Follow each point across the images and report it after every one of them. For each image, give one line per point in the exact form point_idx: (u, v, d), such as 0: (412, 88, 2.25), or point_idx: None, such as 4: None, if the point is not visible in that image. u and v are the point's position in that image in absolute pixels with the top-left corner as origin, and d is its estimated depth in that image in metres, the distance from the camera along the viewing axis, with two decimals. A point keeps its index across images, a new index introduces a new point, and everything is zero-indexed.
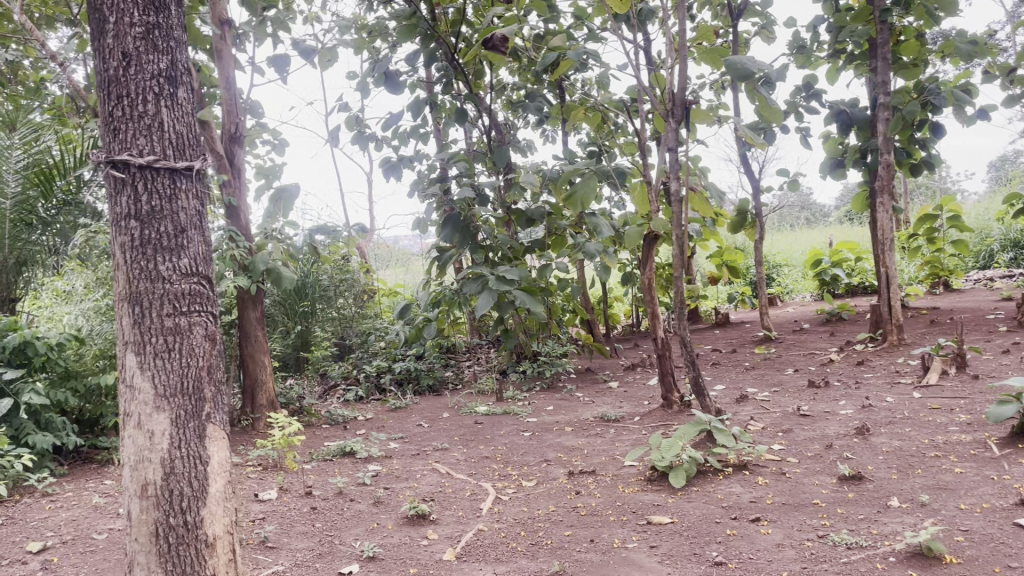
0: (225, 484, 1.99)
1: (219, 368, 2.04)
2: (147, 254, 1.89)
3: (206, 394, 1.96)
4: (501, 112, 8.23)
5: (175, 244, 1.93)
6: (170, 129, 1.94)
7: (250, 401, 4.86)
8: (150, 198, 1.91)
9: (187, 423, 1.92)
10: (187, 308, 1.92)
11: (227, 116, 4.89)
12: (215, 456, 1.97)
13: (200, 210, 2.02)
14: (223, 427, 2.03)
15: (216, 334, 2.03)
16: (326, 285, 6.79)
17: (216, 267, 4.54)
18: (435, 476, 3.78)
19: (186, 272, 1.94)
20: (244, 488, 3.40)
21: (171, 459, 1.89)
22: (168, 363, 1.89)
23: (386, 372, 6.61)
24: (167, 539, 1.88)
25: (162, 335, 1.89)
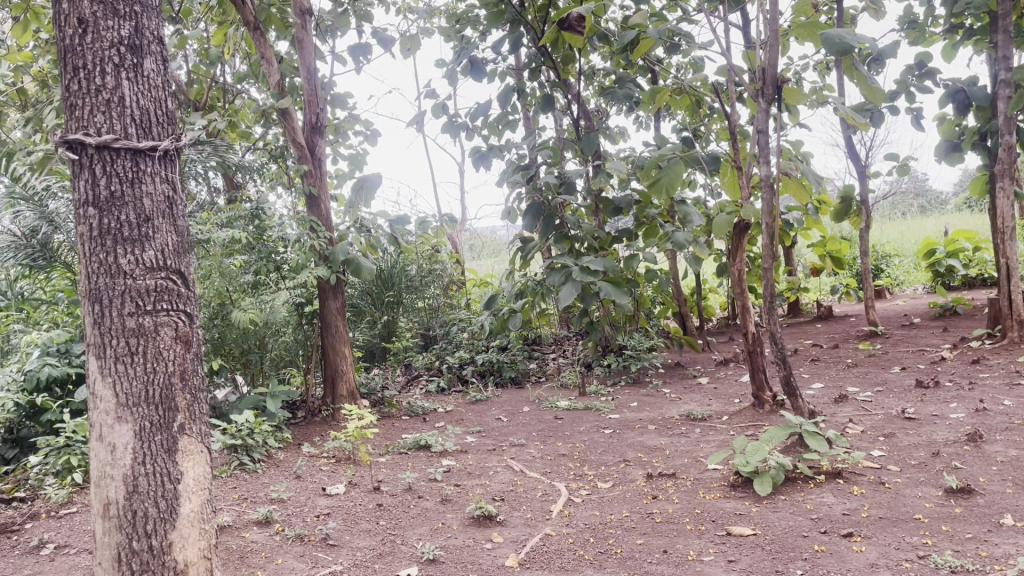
0: (198, 504, 2.02)
1: (195, 374, 2.06)
2: (107, 246, 1.92)
3: (177, 404, 1.98)
4: (592, 98, 8.01)
5: (139, 235, 1.94)
6: (131, 104, 1.96)
7: (330, 392, 4.86)
8: (111, 184, 1.94)
9: (153, 437, 1.94)
10: (152, 307, 1.94)
11: (308, 107, 4.90)
12: (189, 474, 2.00)
13: (169, 197, 2.04)
14: (200, 442, 2.06)
15: (190, 335, 2.04)
16: (413, 277, 6.75)
17: (297, 257, 4.53)
18: (508, 473, 3.67)
19: (150, 266, 1.95)
20: (313, 481, 3.37)
21: (135, 477, 1.92)
22: (131, 368, 1.91)
23: (469, 364, 6.55)
24: (131, 565, 1.91)
25: (125, 336, 1.92)
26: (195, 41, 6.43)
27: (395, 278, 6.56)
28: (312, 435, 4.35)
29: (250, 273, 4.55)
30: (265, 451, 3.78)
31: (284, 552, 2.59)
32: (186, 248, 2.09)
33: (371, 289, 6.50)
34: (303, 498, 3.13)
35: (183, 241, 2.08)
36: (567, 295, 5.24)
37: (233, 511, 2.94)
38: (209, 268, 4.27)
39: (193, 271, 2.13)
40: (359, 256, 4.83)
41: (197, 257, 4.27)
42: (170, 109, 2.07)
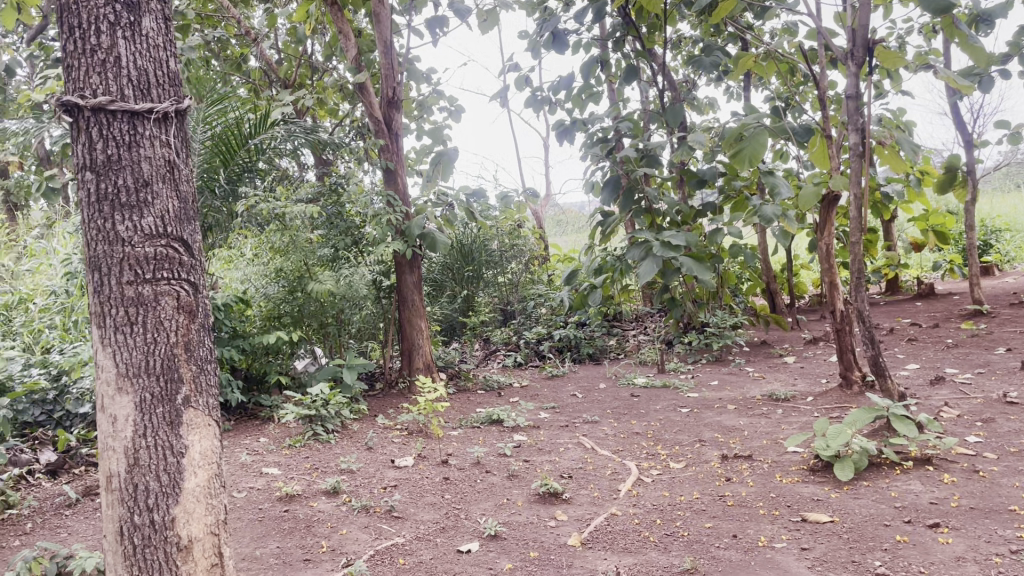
0: (206, 479, 1.75)
1: (202, 347, 1.79)
2: (104, 212, 1.67)
3: (181, 374, 1.72)
4: (680, 69, 7.75)
5: (137, 201, 1.68)
6: (129, 65, 1.69)
7: (407, 364, 4.89)
8: (106, 148, 1.68)
9: (154, 409, 1.68)
10: (152, 275, 1.68)
11: (385, 81, 4.90)
12: (196, 448, 1.74)
13: (172, 160, 1.76)
14: (209, 414, 1.80)
15: (196, 305, 1.77)
16: (493, 252, 6.74)
17: (374, 232, 4.55)
18: (578, 450, 3.61)
19: (150, 233, 1.69)
20: (384, 453, 3.40)
21: (136, 449, 1.67)
22: (131, 338, 1.67)
23: (547, 340, 6.50)
24: (132, 539, 1.67)
25: (124, 306, 1.67)
26: (284, 21, 6.54)
27: (475, 252, 6.58)
28: (387, 407, 4.39)
29: (329, 247, 4.60)
30: (339, 422, 3.83)
31: (349, 522, 2.61)
32: (190, 214, 1.81)
33: (452, 264, 6.52)
34: (373, 469, 3.16)
35: (188, 206, 1.80)
36: (646, 271, 5.11)
37: (304, 480, 2.98)
38: (287, 243, 4.34)
39: (199, 239, 1.85)
40: (436, 231, 4.81)
41: (275, 233, 4.35)
42: (176, 70, 1.78)
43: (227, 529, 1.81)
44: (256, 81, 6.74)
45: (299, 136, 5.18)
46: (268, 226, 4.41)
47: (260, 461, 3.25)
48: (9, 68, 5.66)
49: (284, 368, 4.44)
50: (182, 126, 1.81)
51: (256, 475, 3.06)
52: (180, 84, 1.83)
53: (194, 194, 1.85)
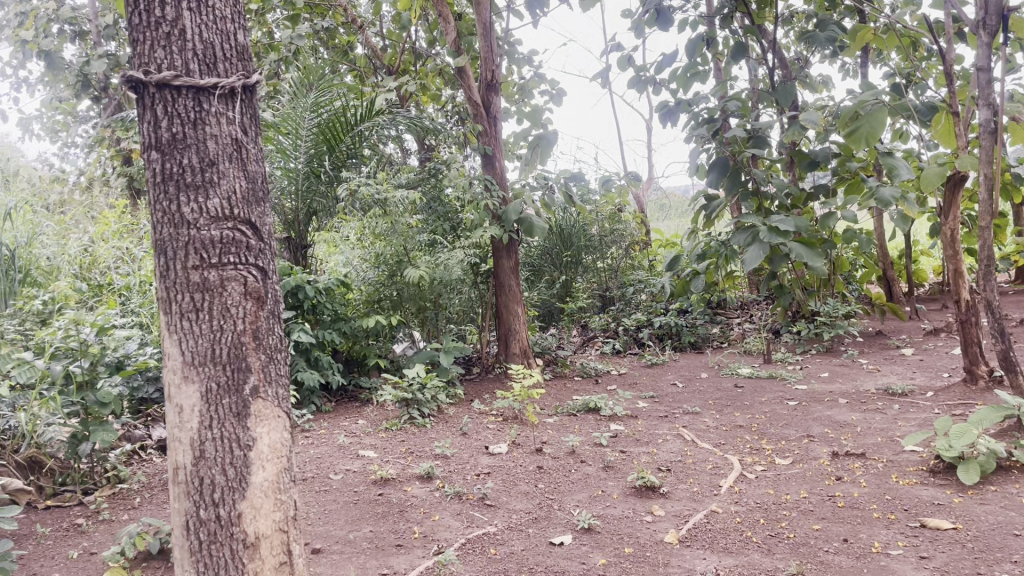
0: (275, 473, 1.65)
1: (272, 336, 1.68)
2: (169, 192, 1.58)
3: (250, 364, 1.62)
4: (793, 46, 7.38)
5: (203, 180, 1.58)
6: (194, 39, 1.59)
7: (504, 349, 4.86)
8: (171, 126, 1.58)
9: (220, 399, 1.59)
10: (218, 259, 1.58)
11: (483, 64, 4.84)
12: (264, 441, 1.63)
13: (240, 138, 1.65)
14: (278, 405, 1.69)
15: (265, 292, 1.67)
16: (593, 237, 6.63)
17: (471, 216, 4.51)
18: (678, 443, 3.49)
19: (216, 214, 1.59)
20: (478, 439, 3.37)
21: (202, 441, 1.58)
22: (196, 325, 1.57)
23: (646, 326, 6.35)
24: (198, 535, 1.59)
25: (189, 291, 1.57)
26: (389, 8, 6.57)
27: (574, 236, 6.56)
28: (483, 393, 4.36)
29: (426, 232, 4.59)
30: (435, 407, 3.82)
31: (442, 508, 2.58)
32: (261, 195, 1.70)
33: (551, 248, 6.59)
34: (466, 455, 3.13)
35: (257, 187, 1.69)
36: (754, 257, 4.87)
37: (398, 464, 2.98)
38: (386, 228, 4.33)
39: (270, 221, 1.74)
40: (533, 215, 4.73)
41: (376, 217, 4.36)
42: (244, 44, 1.68)
43: (298, 524, 1.71)
44: (362, 68, 6.83)
45: (401, 121, 5.20)
46: (367, 211, 4.44)
47: (357, 443, 3.27)
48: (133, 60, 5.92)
49: (384, 351, 4.50)
50: (251, 103, 1.70)
51: (352, 457, 3.08)
52: (250, 60, 1.72)
53: (264, 175, 1.74)
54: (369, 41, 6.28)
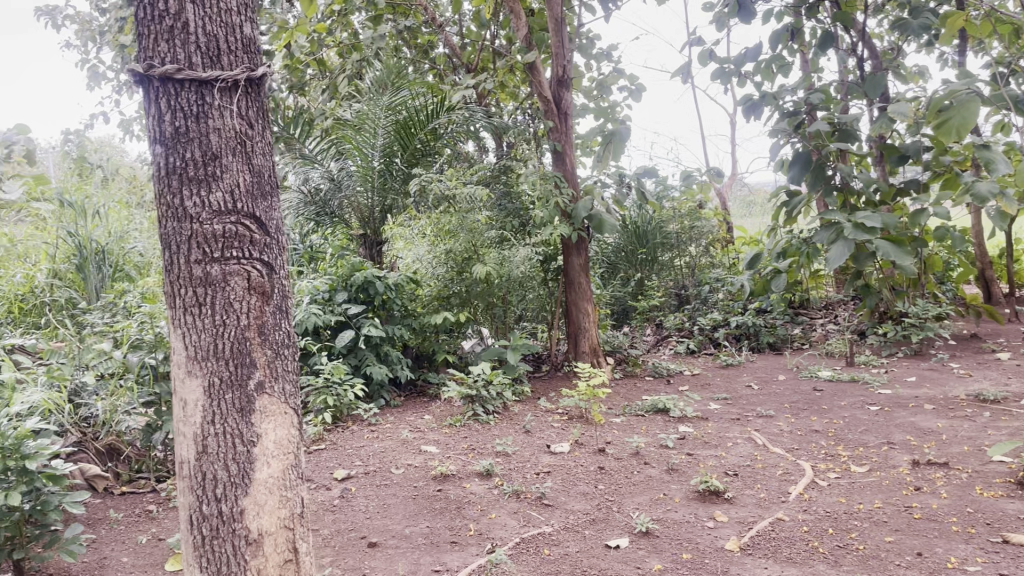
0: (281, 469, 1.60)
1: (279, 332, 1.63)
2: (173, 186, 1.54)
3: (254, 360, 1.57)
4: (885, 36, 7.06)
5: (206, 173, 1.54)
6: (197, 31, 1.54)
7: (573, 347, 4.81)
8: (174, 119, 1.55)
9: (223, 394, 1.55)
10: (220, 253, 1.54)
11: (555, 60, 4.79)
12: (269, 437, 1.59)
13: (247, 130, 1.60)
14: (287, 401, 1.65)
15: (272, 287, 1.62)
16: (670, 234, 6.54)
17: (541, 214, 4.47)
18: (748, 446, 3.38)
19: (219, 208, 1.54)
20: (541, 437, 3.34)
21: (204, 436, 1.55)
22: (200, 320, 1.54)
23: (723, 326, 6.19)
24: (202, 529, 1.57)
25: (192, 285, 1.54)
26: (469, 6, 6.61)
27: (650, 235, 6.50)
28: (550, 390, 4.33)
29: (496, 230, 4.58)
30: (500, 404, 3.81)
31: (499, 507, 2.57)
32: (269, 188, 1.65)
33: (625, 247, 6.57)
34: (528, 453, 3.11)
35: (265, 180, 1.63)
36: (837, 255, 4.63)
37: (459, 460, 2.98)
38: (456, 224, 4.33)
39: (281, 215, 1.68)
40: (603, 211, 4.63)
41: (446, 215, 4.38)
42: (251, 36, 1.62)
43: (305, 522, 1.66)
44: (441, 67, 6.88)
45: (475, 119, 5.21)
46: (439, 207, 4.46)
47: (420, 438, 3.29)
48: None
49: (452, 347, 4.55)
50: (260, 94, 1.64)
51: (415, 453, 3.10)
52: (260, 52, 1.66)
53: (275, 167, 1.68)
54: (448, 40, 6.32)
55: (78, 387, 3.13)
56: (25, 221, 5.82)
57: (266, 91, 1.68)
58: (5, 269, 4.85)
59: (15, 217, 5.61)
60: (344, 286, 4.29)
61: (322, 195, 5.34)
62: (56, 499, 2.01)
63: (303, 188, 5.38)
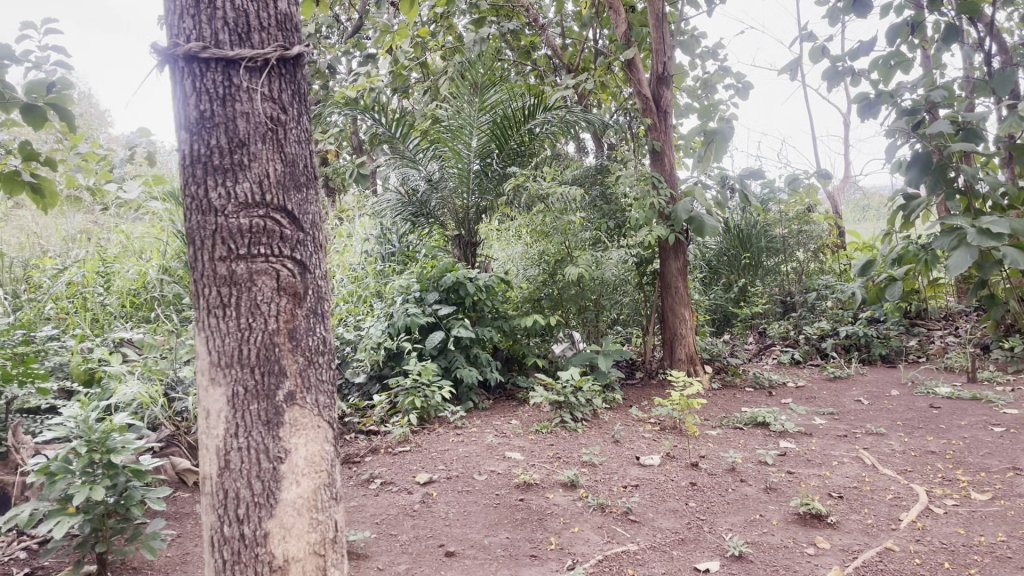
0: (310, 490, 1.53)
1: (311, 337, 1.56)
2: (197, 175, 1.49)
3: (282, 366, 1.51)
4: (1016, 30, 6.56)
5: (233, 162, 1.48)
6: (225, 6, 1.49)
7: (669, 355, 4.64)
8: (200, 103, 1.49)
9: (248, 405, 1.49)
10: (246, 250, 1.48)
11: (655, 57, 4.64)
12: (299, 453, 1.52)
13: (277, 117, 1.54)
14: (319, 414, 1.58)
15: (303, 287, 1.55)
16: (775, 239, 6.28)
17: (636, 215, 4.32)
18: (856, 467, 3.15)
19: (246, 201, 1.48)
20: (631, 448, 3.21)
21: (227, 451, 1.49)
22: (224, 321, 1.48)
23: (830, 336, 5.85)
24: (222, 553, 1.51)
25: (217, 285, 1.48)
26: (571, 7, 6.51)
27: (753, 238, 6.26)
28: (643, 399, 4.18)
29: (591, 231, 4.45)
30: (589, 411, 3.69)
31: (583, 520, 2.45)
32: (303, 179, 1.59)
33: (728, 251, 6.37)
34: (616, 465, 2.98)
35: (298, 170, 1.57)
36: (957, 264, 4.27)
37: (543, 469, 2.88)
38: (550, 224, 4.23)
39: (316, 209, 1.62)
40: (703, 213, 4.43)
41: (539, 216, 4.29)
42: (284, 12, 1.56)
43: (337, 548, 1.58)
44: (542, 67, 6.79)
45: (573, 119, 5.11)
46: (534, 208, 4.38)
47: (505, 444, 3.22)
48: (331, 66, 6.28)
49: (543, 351, 4.46)
50: (293, 77, 1.58)
51: (499, 459, 3.03)
52: (294, 30, 1.60)
53: (310, 156, 1.62)
54: (550, 42, 6.23)
55: (175, 382, 3.24)
56: (142, 219, 6.08)
57: (300, 74, 1.62)
58: (120, 264, 5.06)
59: (133, 215, 5.86)
60: (436, 286, 4.27)
61: (419, 196, 5.30)
62: (140, 494, 2.03)
63: (401, 188, 5.35)
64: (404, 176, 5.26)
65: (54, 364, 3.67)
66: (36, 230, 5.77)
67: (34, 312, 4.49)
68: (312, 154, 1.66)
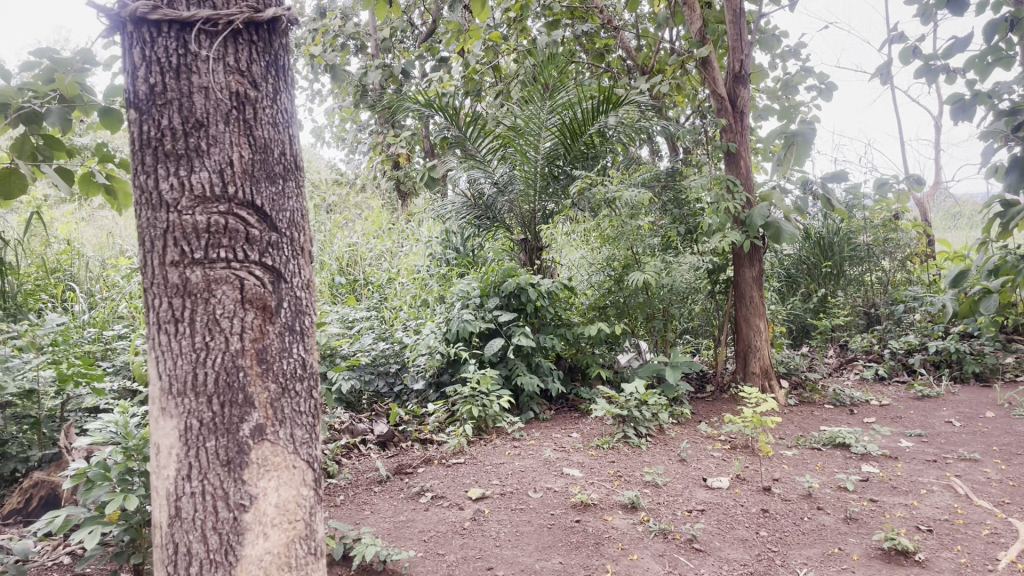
0: (280, 544, 1.44)
1: (285, 359, 1.47)
2: (148, 163, 1.40)
3: (242, 387, 1.42)
4: None
5: (187, 148, 1.39)
6: None
7: (742, 367, 4.41)
8: (150, 75, 1.39)
9: (203, 441, 1.40)
10: (201, 252, 1.38)
11: (732, 54, 4.42)
12: (268, 499, 1.43)
13: (243, 94, 1.43)
14: (293, 452, 1.48)
15: (271, 298, 1.45)
16: (860, 247, 5.95)
17: (709, 220, 4.11)
18: (946, 497, 2.88)
19: (202, 196, 1.39)
20: (698, 469, 3.01)
21: (179, 496, 1.41)
22: (178, 331, 1.40)
23: (918, 351, 5.49)
24: None
25: (169, 294, 1.40)
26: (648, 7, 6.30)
27: (836, 246, 5.95)
28: (713, 414, 3.97)
29: (660, 235, 4.26)
30: (654, 426, 3.51)
31: (642, 546, 2.28)
32: (277, 170, 1.48)
33: (808, 259, 6.08)
34: (681, 486, 2.80)
35: (271, 157, 1.47)
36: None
37: (602, 488, 2.72)
38: (615, 230, 4.06)
39: (294, 204, 1.52)
40: (781, 219, 4.17)
41: (604, 220, 4.13)
42: None
43: None
44: (617, 69, 6.61)
45: (646, 121, 4.92)
46: (600, 212, 4.22)
47: (564, 459, 3.07)
48: (404, 70, 6.24)
49: (607, 361, 4.30)
50: (267, 46, 1.48)
51: (556, 474, 2.88)
52: None
53: (288, 141, 1.52)
54: (626, 44, 6.04)
55: None
56: None
57: (276, 40, 1.52)
58: None
59: None
60: (497, 292, 4.15)
61: (486, 199, 5.20)
62: None
63: (467, 191, 5.25)
64: (472, 178, 5.16)
65: (119, 363, 3.70)
66: (116, 230, 5.90)
67: (108, 310, 4.56)
68: (293, 138, 1.56)
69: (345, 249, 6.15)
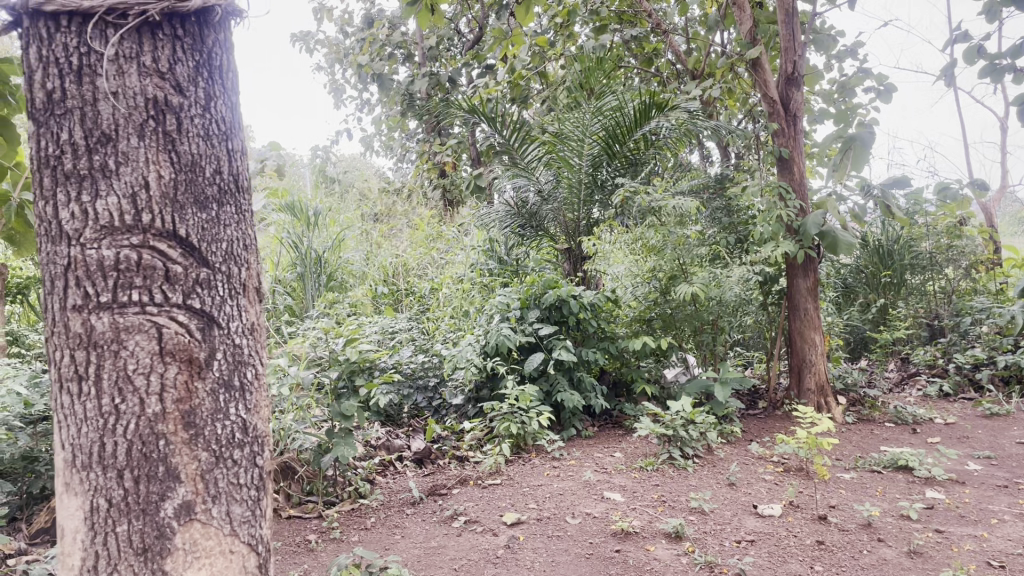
0: None
1: (217, 423, 1.43)
2: (47, 184, 1.33)
3: (162, 452, 1.36)
4: None
5: (93, 167, 1.32)
6: None
7: (796, 383, 4.21)
8: (48, 79, 1.32)
9: (115, 525, 1.35)
10: (110, 290, 1.33)
11: (784, 55, 4.22)
12: None
13: (159, 99, 1.36)
14: (228, 534, 1.45)
15: (197, 349, 1.40)
16: (921, 255, 5.68)
17: (761, 227, 3.92)
18: (1020, 527, 2.66)
19: (107, 225, 1.33)
20: (748, 494, 2.85)
21: None
22: (83, 382, 1.34)
23: (987, 365, 5.18)
24: None
25: (71, 343, 1.34)
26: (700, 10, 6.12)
27: (895, 253, 5.74)
28: (765, 433, 3.79)
29: (708, 247, 4.07)
30: (702, 447, 3.35)
31: None
32: (207, 197, 1.42)
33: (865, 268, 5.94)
34: (729, 514, 2.64)
35: (200, 177, 1.41)
36: None
37: (644, 515, 2.57)
38: (659, 240, 3.91)
39: (229, 230, 1.46)
40: (837, 228, 3.96)
41: (649, 229, 3.97)
42: None
43: None
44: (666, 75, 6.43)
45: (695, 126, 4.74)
46: (644, 221, 4.07)
47: (605, 481, 2.93)
48: (451, 78, 6.15)
49: (653, 376, 4.14)
50: (198, 46, 1.42)
51: (596, 498, 2.74)
52: None
53: (223, 157, 1.46)
54: (676, 49, 5.86)
55: None
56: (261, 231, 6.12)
57: (207, 35, 1.45)
58: None
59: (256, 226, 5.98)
60: (537, 304, 4.02)
61: (530, 207, 5.11)
62: None
63: (512, 199, 5.16)
64: (516, 187, 5.06)
65: None
66: None
67: None
68: (236, 152, 1.50)
69: (390, 261, 6.09)
